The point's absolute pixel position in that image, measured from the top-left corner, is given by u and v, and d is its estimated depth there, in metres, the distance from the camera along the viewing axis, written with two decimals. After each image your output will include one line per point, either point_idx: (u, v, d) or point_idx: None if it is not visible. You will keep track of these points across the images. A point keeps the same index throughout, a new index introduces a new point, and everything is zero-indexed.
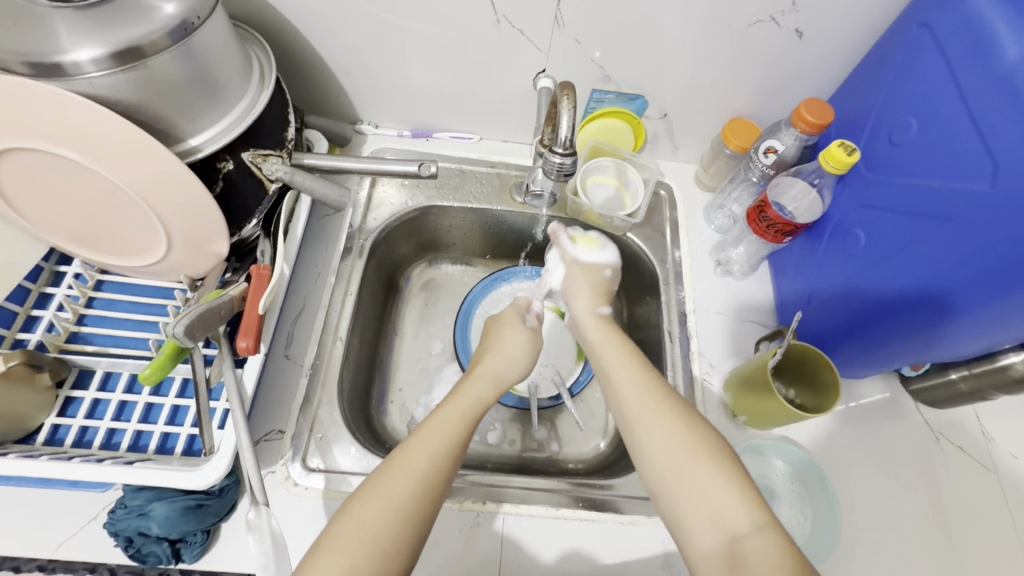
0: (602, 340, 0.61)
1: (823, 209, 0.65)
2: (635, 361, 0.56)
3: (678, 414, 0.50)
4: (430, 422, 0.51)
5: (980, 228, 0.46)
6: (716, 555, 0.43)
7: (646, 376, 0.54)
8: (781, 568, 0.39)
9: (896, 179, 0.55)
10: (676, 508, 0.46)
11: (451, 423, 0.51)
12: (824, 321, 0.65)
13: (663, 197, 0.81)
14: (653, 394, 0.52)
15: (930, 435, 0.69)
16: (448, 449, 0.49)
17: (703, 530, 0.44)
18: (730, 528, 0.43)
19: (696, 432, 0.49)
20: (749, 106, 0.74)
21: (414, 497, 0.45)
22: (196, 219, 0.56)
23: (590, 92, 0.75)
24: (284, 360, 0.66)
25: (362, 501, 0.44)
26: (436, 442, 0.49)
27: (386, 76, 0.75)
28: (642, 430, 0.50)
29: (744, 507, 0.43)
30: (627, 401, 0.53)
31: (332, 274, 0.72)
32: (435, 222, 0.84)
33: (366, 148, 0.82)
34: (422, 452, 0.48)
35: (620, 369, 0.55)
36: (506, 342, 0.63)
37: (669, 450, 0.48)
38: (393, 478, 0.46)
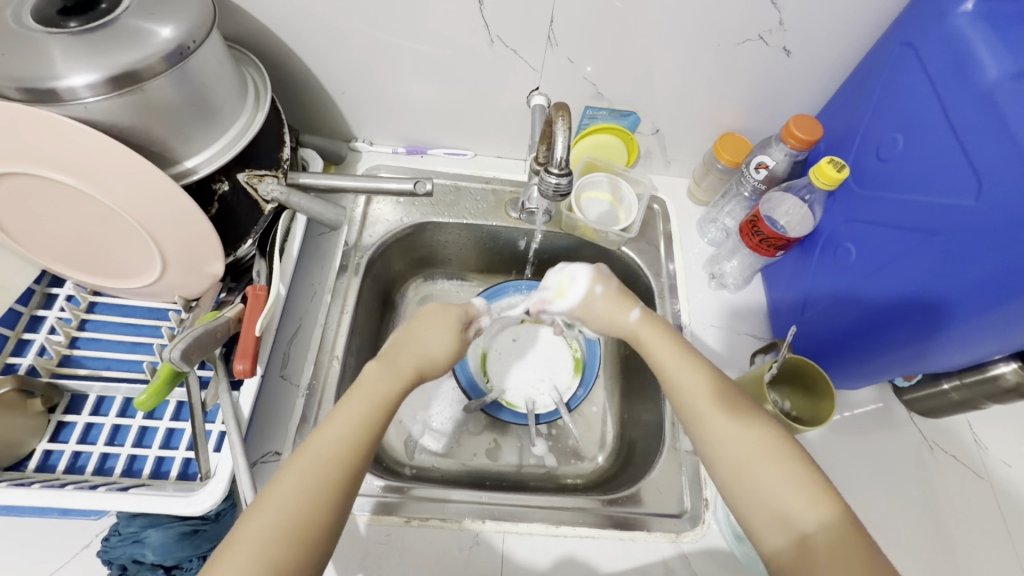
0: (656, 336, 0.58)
1: (814, 223, 0.66)
2: (692, 353, 0.56)
3: (735, 410, 0.50)
4: (343, 406, 0.50)
5: (969, 241, 0.47)
6: (786, 554, 0.44)
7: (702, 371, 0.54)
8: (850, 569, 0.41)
9: (884, 194, 0.56)
10: (742, 506, 0.47)
11: (370, 410, 0.50)
12: (818, 333, 0.66)
13: (657, 210, 0.82)
14: (715, 392, 0.52)
15: (925, 444, 0.70)
16: (359, 431, 0.48)
17: (774, 529, 0.45)
18: (797, 527, 0.44)
19: (760, 428, 0.49)
20: (739, 122, 0.75)
21: (324, 484, 0.45)
22: (191, 240, 0.56)
23: (583, 109, 0.76)
24: (280, 380, 0.66)
25: (272, 490, 0.44)
26: (354, 424, 0.48)
27: (381, 94, 0.76)
28: (707, 429, 0.50)
29: (811, 502, 0.44)
30: (692, 398, 0.52)
31: (327, 292, 0.72)
32: (430, 238, 0.84)
33: (361, 165, 0.83)
34: (333, 433, 0.47)
35: (673, 366, 0.55)
36: (428, 332, 0.58)
37: (735, 448, 0.48)
38: (303, 465, 0.45)
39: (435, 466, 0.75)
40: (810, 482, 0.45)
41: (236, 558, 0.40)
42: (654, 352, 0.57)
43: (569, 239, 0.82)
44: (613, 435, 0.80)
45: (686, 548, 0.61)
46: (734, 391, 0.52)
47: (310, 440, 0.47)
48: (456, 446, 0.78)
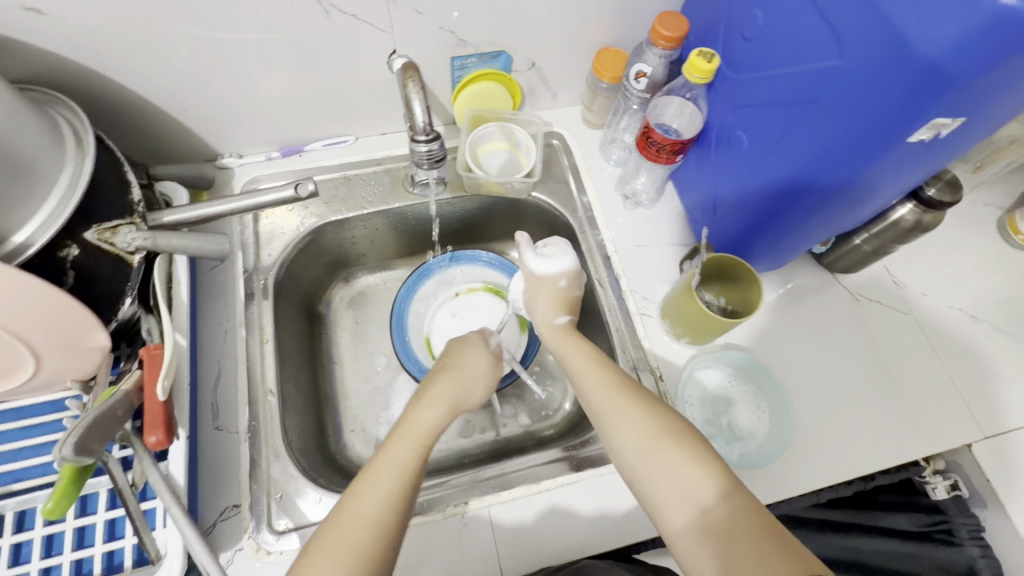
0: (564, 345, 0.63)
1: (703, 118, 0.64)
2: (591, 354, 0.61)
3: (634, 402, 0.54)
4: (386, 452, 0.52)
5: (838, 103, 0.47)
6: (690, 528, 0.47)
7: (605, 372, 0.58)
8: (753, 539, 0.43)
9: (756, 74, 0.55)
10: (650, 491, 0.50)
11: (410, 457, 0.51)
12: (731, 226, 0.67)
13: (556, 145, 0.81)
14: (617, 392, 0.56)
15: (852, 298, 0.74)
16: (404, 483, 0.49)
17: (678, 509, 0.48)
18: (699, 502, 0.47)
19: (660, 416, 0.53)
20: (612, 34, 0.72)
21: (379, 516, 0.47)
22: (57, 316, 0.50)
23: (450, 60, 0.70)
24: (216, 432, 0.61)
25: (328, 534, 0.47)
26: (402, 464, 0.51)
27: (228, 100, 0.68)
28: (613, 430, 0.54)
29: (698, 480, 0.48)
30: (598, 402, 0.56)
31: (240, 326, 0.66)
32: (336, 238, 0.79)
33: (237, 182, 0.76)
34: (387, 474, 0.50)
35: (581, 371, 0.59)
36: (468, 364, 0.63)
37: (640, 438, 0.52)
38: (356, 504, 0.48)
39: None
40: (703, 459, 0.49)
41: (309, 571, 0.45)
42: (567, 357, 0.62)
43: (477, 200, 0.80)
44: None
45: None
46: (636, 387, 0.56)
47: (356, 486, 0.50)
48: None
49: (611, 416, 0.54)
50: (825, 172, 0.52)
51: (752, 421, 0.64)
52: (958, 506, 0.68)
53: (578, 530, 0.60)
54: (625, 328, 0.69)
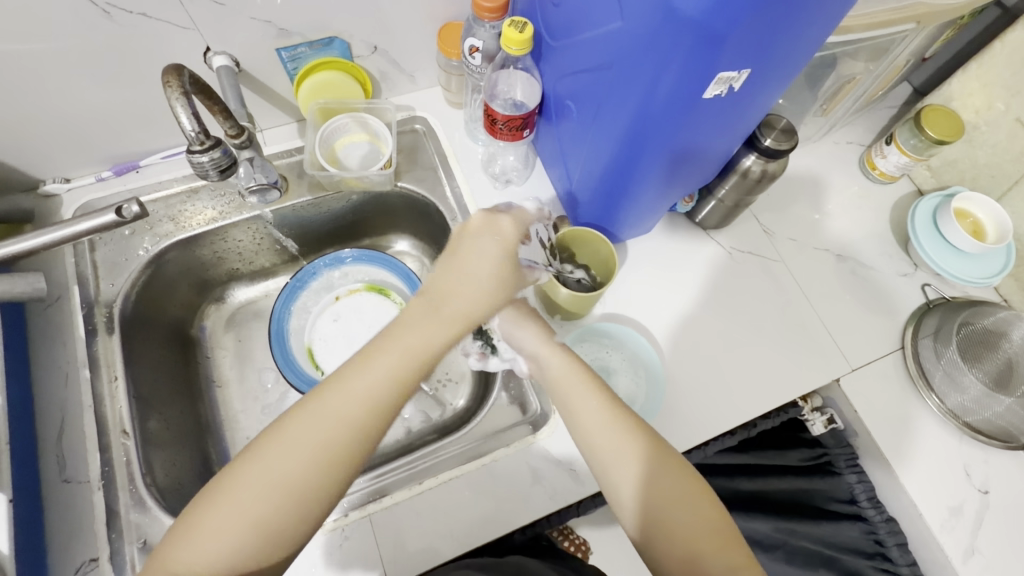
0: (568, 378, 0.55)
1: (541, 89, 0.62)
2: (595, 385, 0.55)
3: (636, 435, 0.51)
4: (288, 437, 0.43)
5: (633, 63, 0.46)
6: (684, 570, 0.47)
7: (610, 404, 0.53)
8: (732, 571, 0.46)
9: (571, 41, 0.53)
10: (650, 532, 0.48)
11: (330, 450, 0.43)
12: (584, 199, 0.66)
13: (421, 130, 0.78)
14: (624, 430, 0.51)
15: (724, 252, 0.75)
16: (307, 477, 0.42)
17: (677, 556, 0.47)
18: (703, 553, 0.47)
19: (660, 453, 0.51)
20: (450, 8, 0.69)
21: (307, 482, 0.42)
22: None
23: (276, 52, 0.65)
24: (64, 485, 0.56)
25: (217, 508, 0.41)
26: (342, 416, 0.43)
27: (27, 122, 0.61)
28: (616, 473, 0.50)
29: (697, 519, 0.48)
30: (606, 448, 0.51)
31: (84, 366, 0.61)
32: (195, 256, 0.73)
33: (67, 209, 0.69)
34: (307, 432, 0.43)
35: (581, 401, 0.54)
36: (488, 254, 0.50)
37: (636, 472, 0.50)
38: (269, 471, 0.42)
39: None
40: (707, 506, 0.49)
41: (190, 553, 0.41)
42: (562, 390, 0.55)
43: (343, 199, 0.76)
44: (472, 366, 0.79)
45: (545, 444, 0.62)
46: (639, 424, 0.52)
47: (238, 465, 0.43)
48: None
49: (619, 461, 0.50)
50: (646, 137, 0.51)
51: (630, 389, 0.65)
52: (835, 438, 0.72)
53: (469, 523, 0.58)
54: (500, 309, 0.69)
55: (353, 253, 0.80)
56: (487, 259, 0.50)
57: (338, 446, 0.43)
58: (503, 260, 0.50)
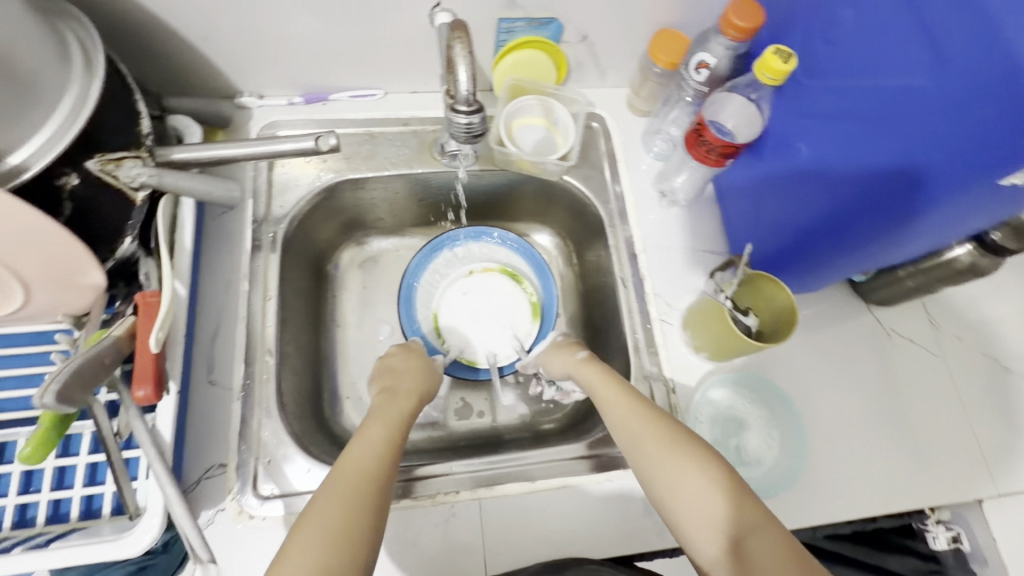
0: (602, 383, 0.57)
1: (762, 124, 0.58)
2: (627, 388, 0.56)
3: (663, 429, 0.51)
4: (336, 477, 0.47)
5: (920, 125, 0.42)
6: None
7: (638, 405, 0.54)
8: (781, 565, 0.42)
9: (835, 83, 0.50)
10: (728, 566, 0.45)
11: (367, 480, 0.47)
12: (772, 244, 0.62)
13: (597, 128, 0.76)
14: (665, 440, 0.51)
15: (883, 332, 0.70)
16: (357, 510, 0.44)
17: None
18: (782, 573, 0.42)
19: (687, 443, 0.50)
20: (673, 15, 0.66)
21: (334, 548, 0.42)
22: (46, 249, 0.47)
23: (496, 22, 0.65)
24: (209, 386, 0.59)
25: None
26: (352, 478, 0.47)
27: (251, 35, 0.63)
28: (653, 468, 0.50)
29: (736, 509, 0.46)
30: (653, 469, 0.50)
31: (244, 279, 0.63)
32: (354, 198, 0.75)
33: (254, 125, 0.71)
34: (326, 506, 0.44)
35: (613, 405, 0.55)
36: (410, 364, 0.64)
37: (667, 466, 0.49)
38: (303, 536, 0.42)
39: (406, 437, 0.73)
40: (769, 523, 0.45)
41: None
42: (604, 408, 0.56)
43: (507, 175, 0.75)
44: None
45: None
46: (676, 427, 0.52)
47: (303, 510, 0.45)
48: (425, 412, 0.74)
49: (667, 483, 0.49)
50: (893, 207, 0.47)
51: (761, 447, 0.61)
52: (957, 559, 0.68)
53: (573, 537, 0.58)
54: (641, 329, 0.67)
55: (499, 232, 0.81)
56: (409, 367, 0.63)
57: (352, 501, 0.45)
58: (417, 363, 0.64)
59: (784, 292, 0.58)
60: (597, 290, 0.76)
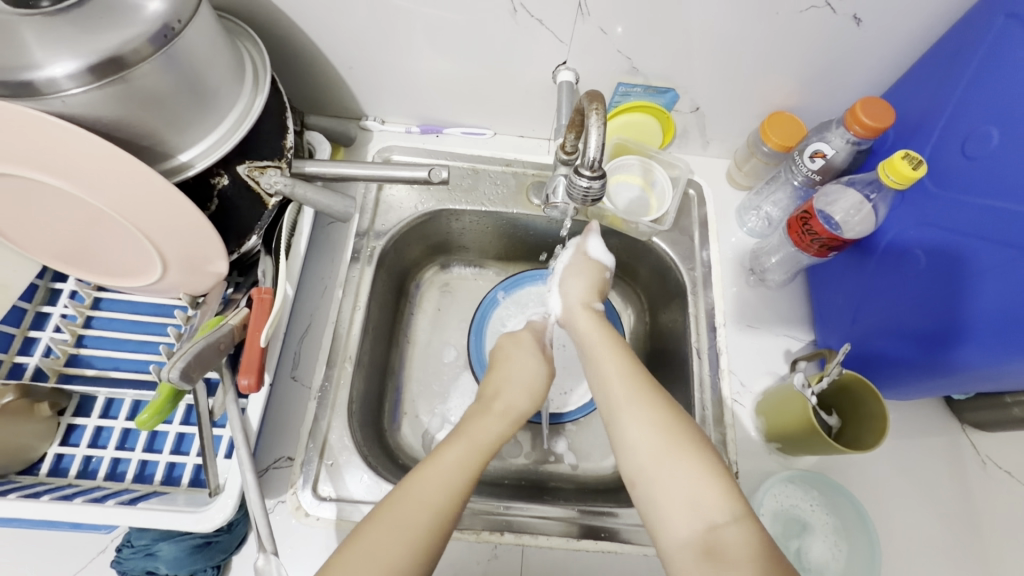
0: (592, 332, 0.61)
1: (875, 224, 0.57)
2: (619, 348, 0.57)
3: (651, 401, 0.51)
4: (391, 507, 0.45)
5: None
6: (691, 544, 0.43)
7: (626, 361, 0.55)
8: (754, 561, 0.40)
9: (967, 199, 0.49)
10: (652, 496, 0.46)
11: (436, 508, 0.45)
12: (864, 347, 0.59)
13: (693, 196, 0.75)
14: (650, 405, 0.50)
15: (977, 459, 0.65)
16: (410, 551, 0.43)
17: (682, 518, 0.44)
18: (708, 517, 0.43)
19: (671, 418, 0.49)
20: (792, 99, 0.67)
21: (427, 527, 0.44)
22: (188, 239, 0.52)
23: (615, 85, 0.68)
24: (291, 382, 0.63)
25: (373, 530, 0.44)
26: (456, 475, 0.48)
27: (392, 68, 0.69)
28: (630, 431, 0.50)
29: (712, 498, 0.44)
30: (620, 406, 0.51)
31: (339, 287, 0.68)
32: (447, 225, 0.78)
33: (372, 146, 0.76)
34: (433, 485, 0.47)
35: (605, 357, 0.56)
36: (523, 370, 0.63)
37: (650, 440, 0.48)
38: (403, 505, 0.45)
39: None
40: (720, 479, 0.45)
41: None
42: (588, 344, 0.60)
43: (595, 227, 0.76)
44: None
45: None
46: (644, 372, 0.54)
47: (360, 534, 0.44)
48: None
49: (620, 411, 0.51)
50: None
51: (825, 557, 0.57)
52: None
53: None
54: (711, 405, 0.64)
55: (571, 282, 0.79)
56: (526, 367, 0.63)
57: (445, 499, 0.46)
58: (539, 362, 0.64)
59: (878, 401, 0.53)
60: (666, 354, 0.75)
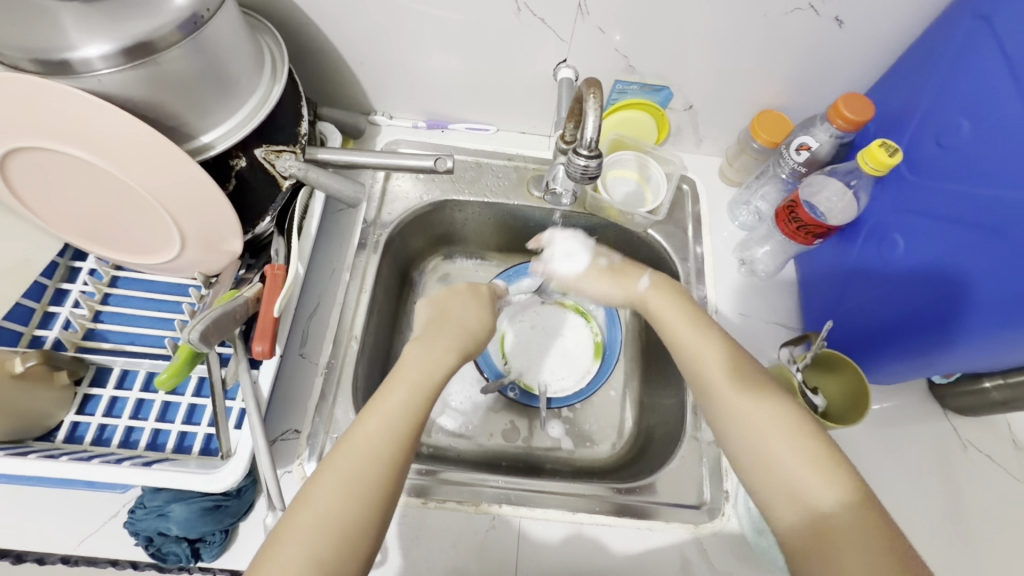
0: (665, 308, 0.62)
1: (857, 212, 0.60)
2: (714, 332, 0.59)
3: (751, 395, 0.53)
4: (338, 453, 0.47)
5: None
6: (801, 530, 0.47)
7: (726, 349, 0.57)
8: (868, 547, 0.43)
9: (944, 185, 0.52)
10: (763, 487, 0.50)
11: (374, 446, 0.46)
12: (850, 330, 0.62)
13: (686, 191, 0.78)
14: (752, 398, 0.53)
15: (958, 442, 0.67)
16: (358, 491, 0.44)
17: (789, 507, 0.48)
18: (814, 507, 0.46)
19: (790, 413, 0.51)
20: (780, 98, 0.70)
21: (372, 469, 0.46)
22: (206, 217, 0.55)
23: (612, 82, 0.71)
24: (299, 358, 0.66)
25: (323, 475, 0.45)
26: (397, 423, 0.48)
27: (401, 65, 0.72)
28: (731, 423, 0.53)
29: (826, 485, 0.47)
30: (716, 396, 0.54)
31: (346, 270, 0.70)
32: (450, 216, 0.82)
33: (380, 140, 0.80)
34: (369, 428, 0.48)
35: (694, 344, 0.58)
36: (467, 315, 0.60)
37: (761, 430, 0.51)
38: (347, 462, 0.46)
39: (452, 446, 0.76)
40: (837, 471, 0.48)
41: (284, 552, 0.42)
42: (667, 321, 0.61)
43: (592, 220, 0.79)
44: (631, 421, 0.80)
45: (704, 540, 0.60)
46: (746, 361, 0.56)
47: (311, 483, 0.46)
48: (473, 426, 0.78)
49: (724, 404, 0.53)
50: (989, 319, 0.48)
51: None
52: None
53: None
54: None
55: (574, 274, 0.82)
56: (469, 313, 0.61)
57: (385, 441, 0.47)
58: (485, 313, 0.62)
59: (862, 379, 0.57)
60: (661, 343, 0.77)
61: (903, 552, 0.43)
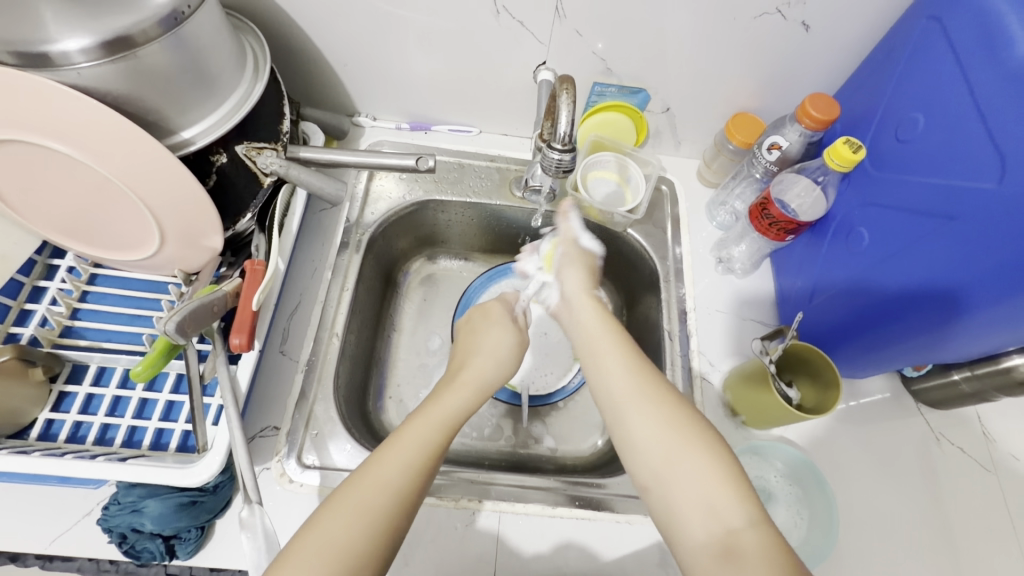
0: (592, 326, 0.60)
1: (826, 208, 0.64)
2: (623, 345, 0.56)
3: (662, 406, 0.50)
4: (354, 480, 0.44)
5: (998, 236, 0.45)
6: (708, 546, 0.42)
7: (635, 360, 0.55)
8: (774, 565, 0.39)
9: (905, 177, 0.54)
10: (669, 498, 0.46)
11: (398, 476, 0.45)
12: (825, 320, 0.64)
13: (665, 192, 0.80)
14: (661, 409, 0.50)
15: (931, 435, 0.68)
16: (376, 521, 0.43)
17: (698, 522, 0.43)
18: (726, 521, 0.42)
19: (687, 424, 0.48)
20: (754, 100, 0.73)
21: (389, 498, 0.44)
22: (186, 213, 0.55)
23: (591, 84, 0.73)
24: (280, 355, 0.66)
25: (336, 504, 0.43)
26: (412, 454, 0.47)
27: (384, 68, 0.74)
28: (633, 428, 0.50)
29: (734, 500, 0.43)
30: (623, 396, 0.52)
31: (328, 269, 0.71)
32: (434, 217, 0.82)
33: (363, 141, 0.81)
34: (394, 459, 0.46)
35: (602, 350, 0.56)
36: (493, 343, 0.63)
37: (663, 441, 0.48)
38: (362, 490, 0.43)
39: None
40: (737, 482, 0.44)
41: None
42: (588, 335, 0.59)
43: None
44: None
45: None
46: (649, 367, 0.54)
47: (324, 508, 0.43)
48: None
49: (630, 410, 0.50)
50: (955, 305, 0.49)
51: (787, 524, 0.60)
52: None
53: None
54: (682, 383, 0.68)
55: None
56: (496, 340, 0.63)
57: (406, 470, 0.46)
58: (510, 342, 0.64)
59: (831, 369, 0.59)
60: (642, 340, 0.78)
61: (805, 569, 0.39)
